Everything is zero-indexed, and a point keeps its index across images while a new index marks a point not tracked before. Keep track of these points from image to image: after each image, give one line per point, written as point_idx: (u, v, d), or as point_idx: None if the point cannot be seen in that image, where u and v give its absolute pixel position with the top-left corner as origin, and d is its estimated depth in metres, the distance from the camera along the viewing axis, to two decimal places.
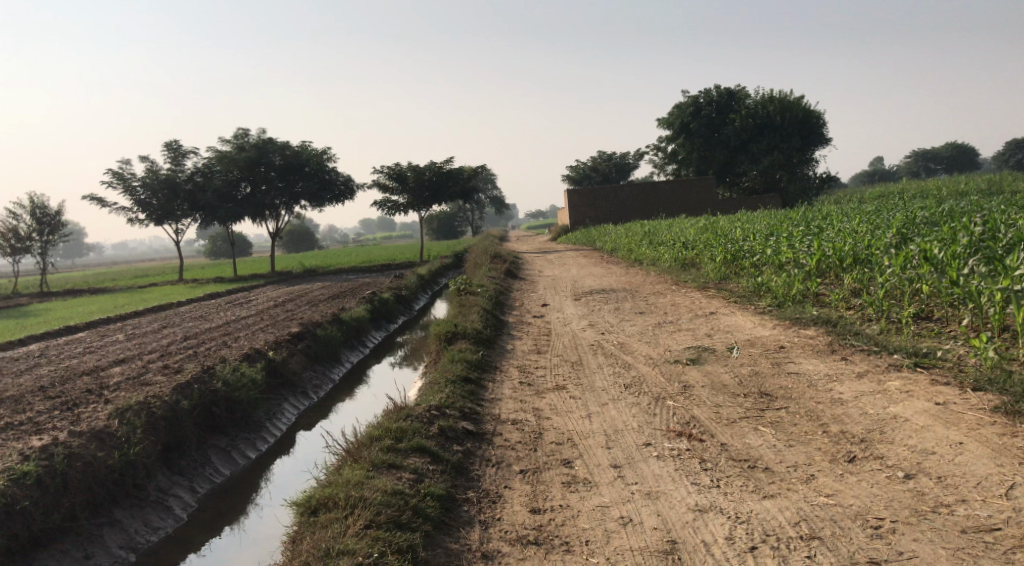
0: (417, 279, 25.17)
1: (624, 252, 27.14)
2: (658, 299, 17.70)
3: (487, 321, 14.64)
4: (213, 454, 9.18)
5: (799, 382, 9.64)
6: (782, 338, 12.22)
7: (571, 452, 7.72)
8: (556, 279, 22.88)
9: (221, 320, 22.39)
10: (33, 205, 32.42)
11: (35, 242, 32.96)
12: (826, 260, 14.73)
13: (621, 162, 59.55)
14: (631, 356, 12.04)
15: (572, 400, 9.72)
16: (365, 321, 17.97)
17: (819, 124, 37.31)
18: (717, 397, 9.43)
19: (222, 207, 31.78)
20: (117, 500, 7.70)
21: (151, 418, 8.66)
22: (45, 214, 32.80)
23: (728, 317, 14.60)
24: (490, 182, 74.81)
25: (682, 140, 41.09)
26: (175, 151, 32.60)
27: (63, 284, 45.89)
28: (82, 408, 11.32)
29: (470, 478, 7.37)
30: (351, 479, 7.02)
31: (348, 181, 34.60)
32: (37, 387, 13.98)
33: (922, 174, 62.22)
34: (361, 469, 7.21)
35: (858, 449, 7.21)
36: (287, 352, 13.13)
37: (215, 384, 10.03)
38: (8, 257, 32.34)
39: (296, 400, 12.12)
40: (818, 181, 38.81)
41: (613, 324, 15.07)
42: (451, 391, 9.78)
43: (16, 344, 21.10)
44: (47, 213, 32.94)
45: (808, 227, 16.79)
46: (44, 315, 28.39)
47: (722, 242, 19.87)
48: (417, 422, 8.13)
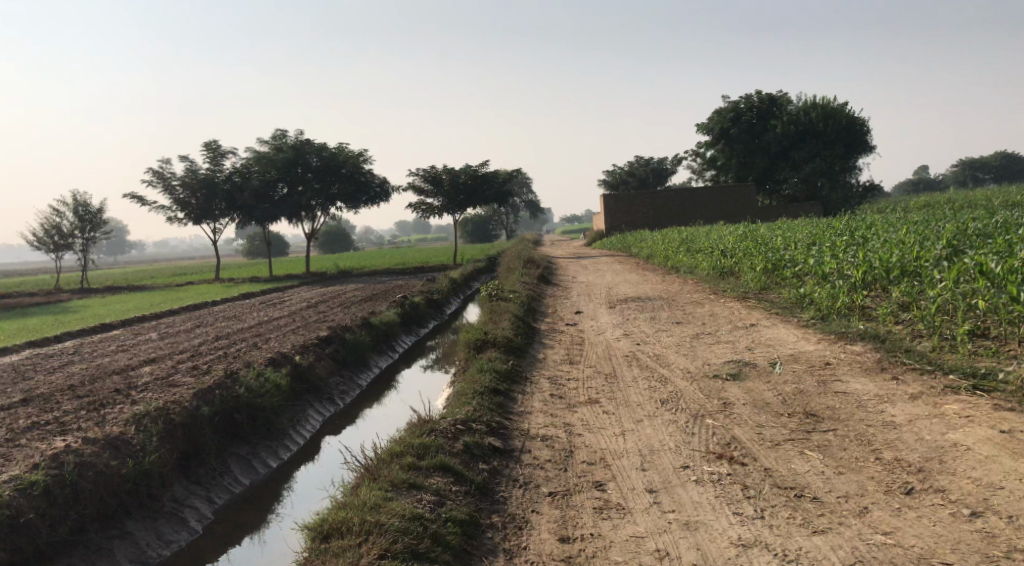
0: (450, 283, 24.83)
1: (661, 259, 26.62)
2: (696, 308, 17.21)
3: (518, 328, 14.23)
4: (233, 463, 8.84)
5: (847, 401, 9.12)
6: (828, 354, 11.68)
7: (604, 473, 7.27)
8: (591, 286, 22.45)
9: (254, 320, 22.24)
10: (76, 202, 32.62)
11: (77, 240, 33.14)
12: (873, 271, 14.13)
13: (658, 167, 58.92)
14: (668, 369, 11.56)
15: (605, 416, 9.28)
16: (396, 326, 17.64)
17: (863, 131, 36.48)
18: (760, 417, 8.95)
19: (259, 207, 31.78)
20: (129, 510, 7.38)
21: (169, 424, 8.33)
22: (89, 213, 32.97)
23: (769, 329, 14.07)
24: (526, 186, 74.50)
25: (721, 146, 40.43)
26: (214, 151, 32.64)
27: (102, 281, 46.27)
28: (107, 409, 11.08)
29: (495, 501, 6.96)
30: (368, 500, 6.63)
31: (384, 183, 34.37)
32: (66, 386, 13.81)
33: (968, 183, 60.84)
34: (378, 489, 6.82)
35: (917, 481, 6.69)
36: (314, 357, 12.81)
37: (238, 389, 9.69)
38: (50, 253, 32.57)
39: (322, 406, 11.78)
40: (861, 189, 37.97)
41: (649, 334, 14.60)
42: (478, 403, 9.38)
43: (51, 340, 21.11)
44: (91, 211, 33.12)
45: (853, 236, 16.17)
46: (81, 312, 28.48)
47: (763, 250, 19.30)
48: (442, 437, 7.73)
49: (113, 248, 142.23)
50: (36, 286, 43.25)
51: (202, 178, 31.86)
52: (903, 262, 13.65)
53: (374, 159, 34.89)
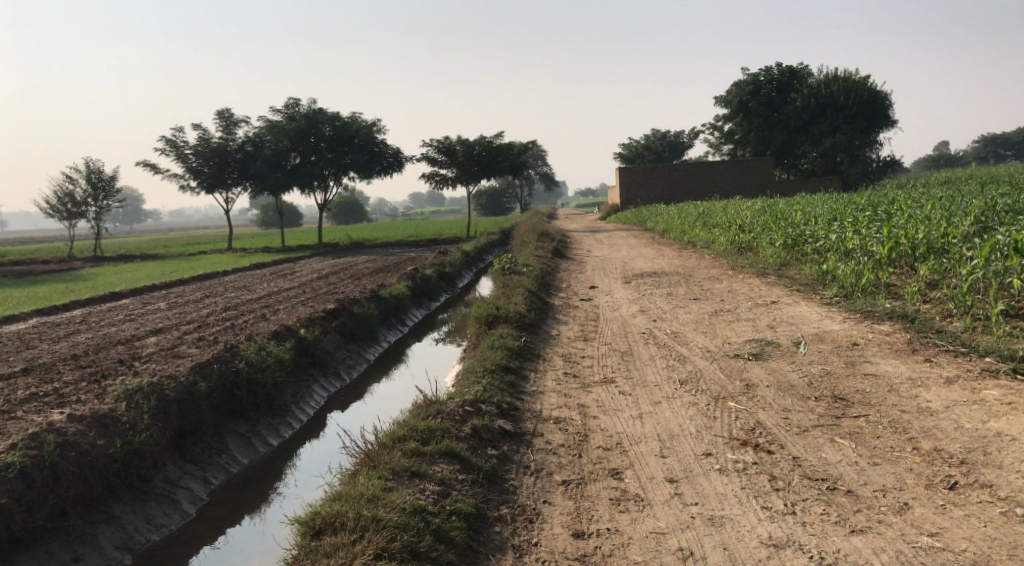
0: (462, 256, 24.38)
1: (677, 233, 26.06)
2: (714, 284, 16.70)
3: (531, 303, 13.76)
4: (232, 440, 8.47)
5: (878, 385, 8.62)
6: (855, 333, 11.17)
7: (621, 460, 6.82)
8: (606, 260, 21.95)
9: (263, 291, 21.83)
10: (87, 169, 32.23)
11: (90, 208, 32.80)
12: (899, 248, 13.57)
13: (675, 140, 58.05)
14: (686, 348, 11.07)
15: (621, 397, 8.82)
16: (406, 299, 17.22)
17: (884, 105, 35.66)
18: (786, 400, 8.46)
19: (271, 176, 31.37)
20: (116, 493, 6.99)
21: (163, 401, 7.92)
22: (101, 180, 32.59)
23: (791, 307, 13.54)
24: (540, 158, 73.82)
25: (739, 119, 39.63)
26: (226, 119, 32.12)
27: (114, 249, 46.03)
28: (108, 381, 10.72)
29: (505, 491, 6.52)
30: (367, 491, 6.19)
31: (397, 153, 33.80)
32: (69, 356, 13.47)
33: (990, 159, 59.73)
34: (377, 479, 6.38)
35: (960, 474, 6.22)
36: (320, 330, 12.42)
37: (237, 364, 9.28)
38: (62, 220, 32.26)
39: (327, 381, 11.41)
40: (881, 164, 37.21)
41: (666, 310, 14.10)
42: (488, 382, 8.93)
43: (58, 308, 20.76)
44: (103, 178, 32.73)
45: (878, 211, 15.57)
46: (90, 280, 28.14)
47: (783, 225, 18.71)
48: (449, 420, 7.28)
49: (128, 217, 142.20)
50: (48, 253, 42.99)
51: (214, 146, 31.41)
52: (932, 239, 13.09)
53: (387, 128, 34.34)
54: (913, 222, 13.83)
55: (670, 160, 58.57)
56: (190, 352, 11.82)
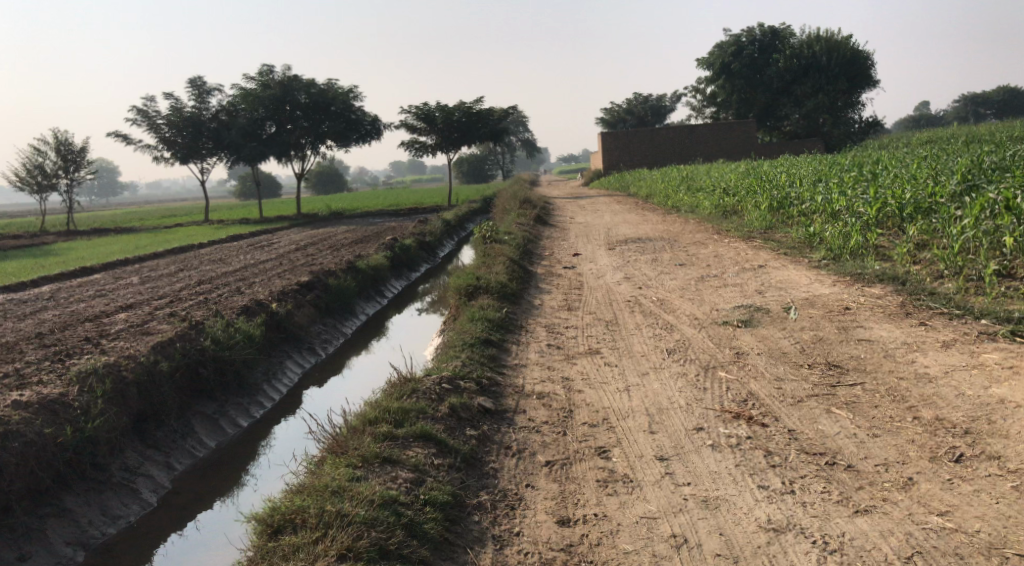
0: (443, 224, 23.89)
1: (661, 198, 25.64)
2: (699, 249, 16.31)
3: (513, 272, 13.35)
4: (197, 423, 8.06)
5: (872, 351, 8.28)
6: (846, 297, 10.82)
7: (608, 438, 6.45)
8: (589, 226, 21.52)
9: (239, 263, 21.31)
10: (57, 140, 31.35)
11: (61, 180, 31.97)
12: (886, 208, 13.23)
13: (657, 105, 57.50)
14: (673, 316, 10.70)
15: (607, 368, 8.46)
16: (385, 269, 16.76)
17: (866, 65, 35.25)
18: (778, 368, 8.11)
19: (247, 146, 30.62)
20: (67, 484, 6.56)
21: (119, 384, 7.48)
22: (72, 152, 31.75)
23: (779, 271, 13.18)
24: (522, 125, 73.03)
25: (722, 81, 39.11)
26: (199, 88, 31.29)
27: (90, 223, 45.14)
28: (72, 360, 10.26)
29: (484, 476, 6.14)
30: (334, 481, 5.80)
31: (375, 121, 33.10)
32: (34, 334, 12.95)
33: (970, 119, 59.60)
34: (345, 467, 6.00)
35: (966, 446, 5.90)
36: (293, 304, 11.98)
37: (203, 342, 8.84)
38: (34, 194, 31.45)
39: (301, 357, 11.02)
40: (864, 125, 36.90)
41: (651, 277, 13.71)
42: (467, 357, 8.53)
43: (28, 285, 20.12)
44: (74, 149, 31.87)
45: (864, 171, 15.22)
46: (63, 254, 27.47)
47: (768, 188, 18.33)
48: (424, 400, 6.88)
49: (106, 190, 140.22)
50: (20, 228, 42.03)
51: (187, 116, 30.73)
52: (920, 199, 12.78)
53: (365, 95, 33.62)
54: (901, 181, 13.49)
55: (652, 124, 58.03)
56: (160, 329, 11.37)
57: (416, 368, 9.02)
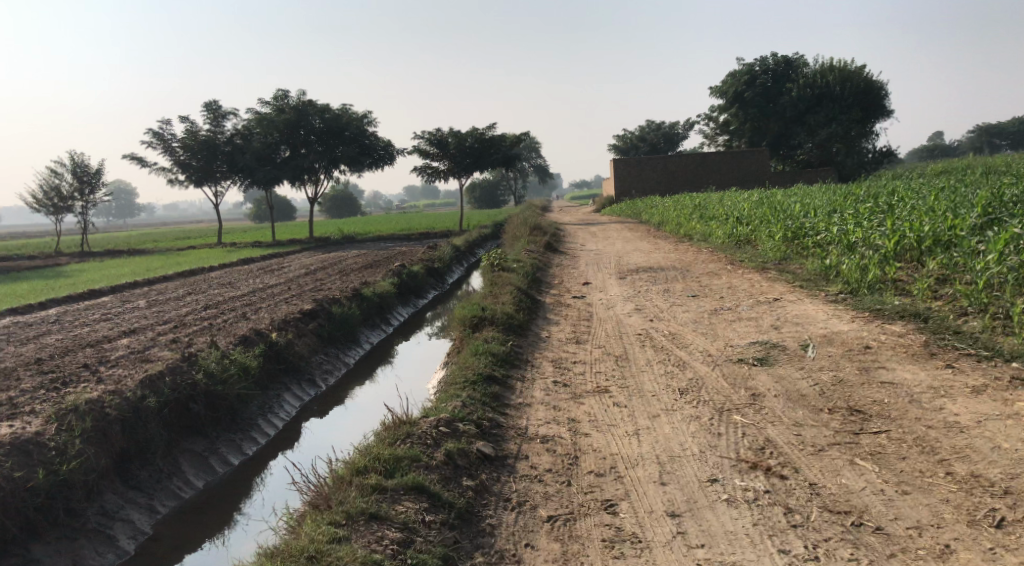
0: (452, 250, 23.55)
1: (673, 226, 25.23)
2: (712, 280, 15.88)
3: (520, 302, 12.95)
4: (185, 462, 7.69)
5: (896, 394, 7.84)
6: (866, 335, 10.38)
7: (616, 489, 6.07)
8: (600, 254, 21.13)
9: (247, 288, 20.99)
10: (74, 162, 31.24)
11: (76, 202, 31.84)
12: (905, 241, 12.82)
13: (669, 131, 57.27)
14: (685, 352, 10.28)
15: (616, 409, 8.04)
16: (392, 297, 16.39)
17: (881, 95, 34.87)
18: (797, 412, 7.69)
19: (260, 169, 30.47)
20: (37, 533, 6.32)
21: (102, 421, 7.16)
22: (87, 174, 31.65)
23: (795, 305, 12.74)
24: (534, 150, 72.94)
25: (735, 109, 38.79)
26: (214, 111, 31.20)
27: (102, 244, 45.08)
28: (68, 389, 9.90)
29: (480, 534, 5.75)
30: (317, 540, 5.46)
31: (388, 146, 32.86)
32: (33, 359, 12.61)
33: (985, 150, 59.02)
34: (328, 525, 5.64)
35: (1006, 508, 5.51)
36: (294, 333, 11.61)
37: (194, 375, 8.46)
38: (49, 216, 31.33)
39: (300, 390, 10.66)
40: (878, 154, 36.44)
41: (663, 309, 13.28)
42: (468, 396, 8.11)
43: (34, 307, 19.83)
44: (90, 171, 31.72)
45: (882, 202, 14.79)
46: (73, 276, 27.29)
47: (782, 218, 17.92)
48: (419, 445, 6.50)
49: (121, 212, 140.87)
50: (31, 248, 41.94)
51: (201, 139, 30.66)
52: (940, 233, 12.37)
53: (378, 120, 33.46)
54: (921, 214, 13.07)
55: (665, 151, 57.74)
56: (160, 357, 11.01)
57: (414, 409, 8.62)
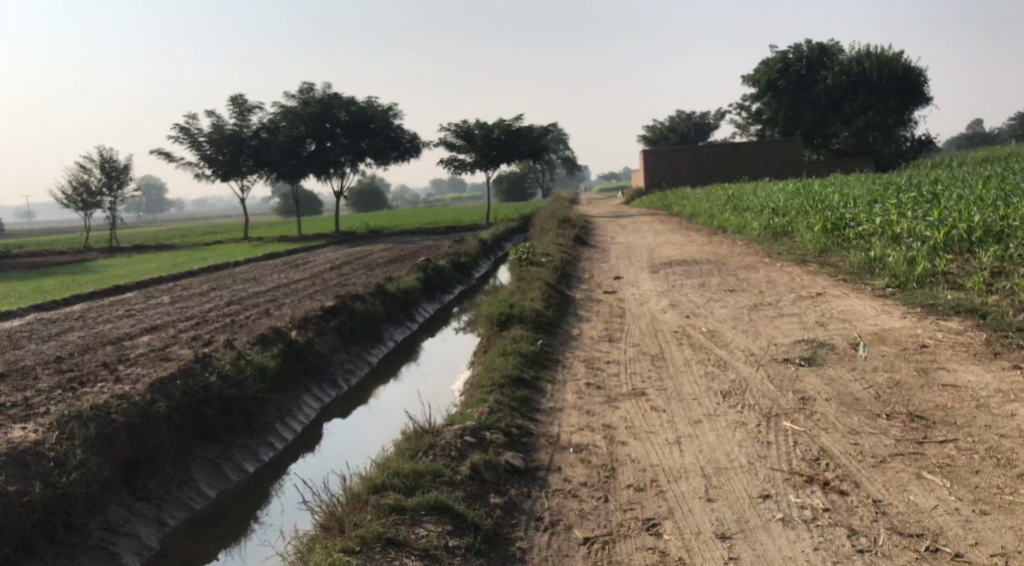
0: (478, 244, 23.04)
1: (705, 217, 24.53)
2: (749, 274, 15.23)
3: (550, 298, 12.43)
4: (197, 470, 7.26)
5: (960, 399, 7.21)
6: (921, 332, 9.72)
7: (658, 506, 5.58)
8: (631, 248, 20.52)
9: (272, 283, 20.63)
10: (103, 158, 31.14)
11: (106, 198, 31.73)
12: (955, 233, 12.14)
13: (700, 122, 56.37)
14: (726, 351, 9.69)
15: (654, 415, 7.48)
16: (417, 293, 15.92)
17: (920, 81, 33.68)
18: (852, 418, 7.10)
19: (287, 164, 30.15)
20: (34, 550, 5.89)
21: (106, 429, 6.73)
22: (116, 169, 31.56)
23: (839, 299, 12.07)
24: (562, 142, 72.30)
25: (768, 99, 37.90)
26: (241, 105, 30.93)
27: (132, 240, 45.14)
28: (84, 389, 9.52)
29: (508, 559, 5.27)
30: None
31: (415, 139, 32.34)
32: (53, 356, 12.27)
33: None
34: (339, 551, 5.14)
35: None
36: (315, 332, 11.18)
37: (208, 378, 8.03)
38: (79, 211, 31.25)
39: (320, 391, 10.24)
40: (916, 143, 35.34)
41: (699, 304, 12.68)
42: (496, 400, 7.60)
43: (59, 304, 19.57)
44: (119, 167, 31.59)
45: (928, 191, 14.07)
46: (100, 272, 27.12)
47: (820, 209, 17.21)
48: (441, 458, 6.04)
49: (153, 208, 142.10)
50: (63, 244, 42.10)
51: (229, 133, 30.41)
52: (992, 223, 11.72)
53: (404, 113, 33.03)
54: (970, 203, 12.40)
55: (695, 142, 56.83)
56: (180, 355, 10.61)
57: (437, 415, 8.12)
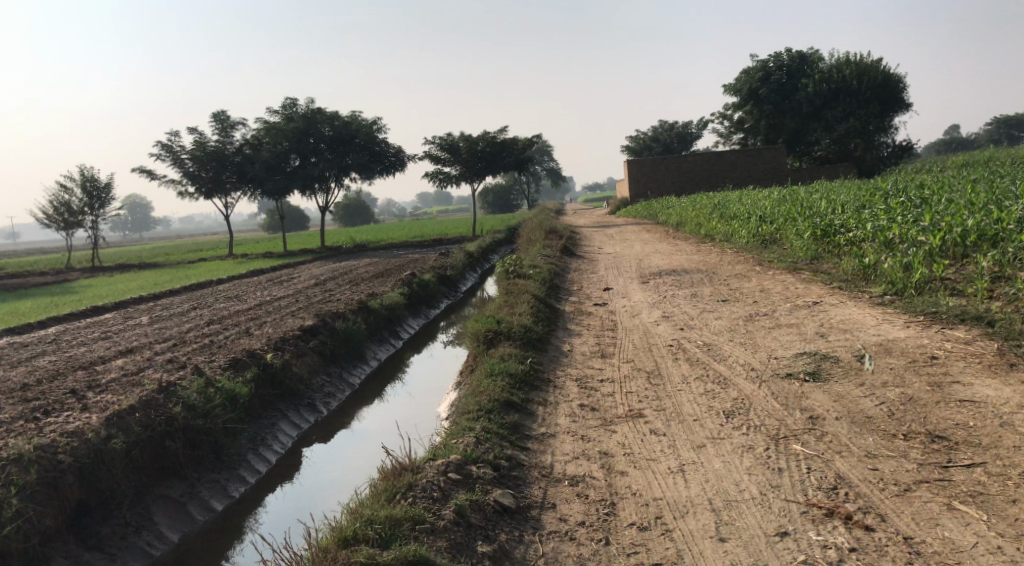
0: (465, 257, 22.45)
1: (692, 225, 24.06)
2: (742, 283, 14.74)
3: (538, 312, 11.88)
4: (158, 513, 6.77)
5: (982, 415, 6.66)
6: (927, 342, 9.22)
7: (666, 550, 5.29)
8: (619, 258, 20.00)
9: (254, 301, 19.97)
10: (83, 178, 30.41)
11: (86, 218, 30.98)
12: (949, 238, 11.68)
13: (683, 131, 56.08)
14: (725, 366, 9.15)
15: (655, 439, 6.94)
16: (402, 309, 15.32)
17: (900, 87, 33.52)
18: (867, 439, 6.58)
19: (270, 179, 29.53)
20: None
21: (52, 472, 6.31)
22: (96, 188, 30.74)
23: (837, 308, 11.57)
24: (546, 153, 71.92)
25: (749, 107, 37.53)
26: (222, 121, 30.31)
27: (113, 258, 44.14)
28: (48, 419, 8.88)
29: None
30: None
31: (399, 152, 31.77)
32: (19, 380, 11.57)
33: (1005, 141, 57.57)
34: None
35: None
36: (292, 354, 10.58)
37: (171, 409, 7.43)
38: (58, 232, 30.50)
39: (297, 418, 9.64)
40: (898, 148, 35.03)
41: (692, 316, 12.16)
42: (483, 427, 7.06)
43: (32, 327, 18.83)
44: (99, 187, 30.83)
45: (919, 195, 13.63)
46: (78, 292, 26.40)
47: (809, 215, 16.73)
48: (422, 500, 5.60)
49: (137, 225, 140.88)
50: (43, 264, 41.20)
51: (210, 150, 29.76)
52: (986, 227, 11.21)
53: (388, 126, 32.49)
54: (962, 207, 11.94)
55: (679, 151, 56.47)
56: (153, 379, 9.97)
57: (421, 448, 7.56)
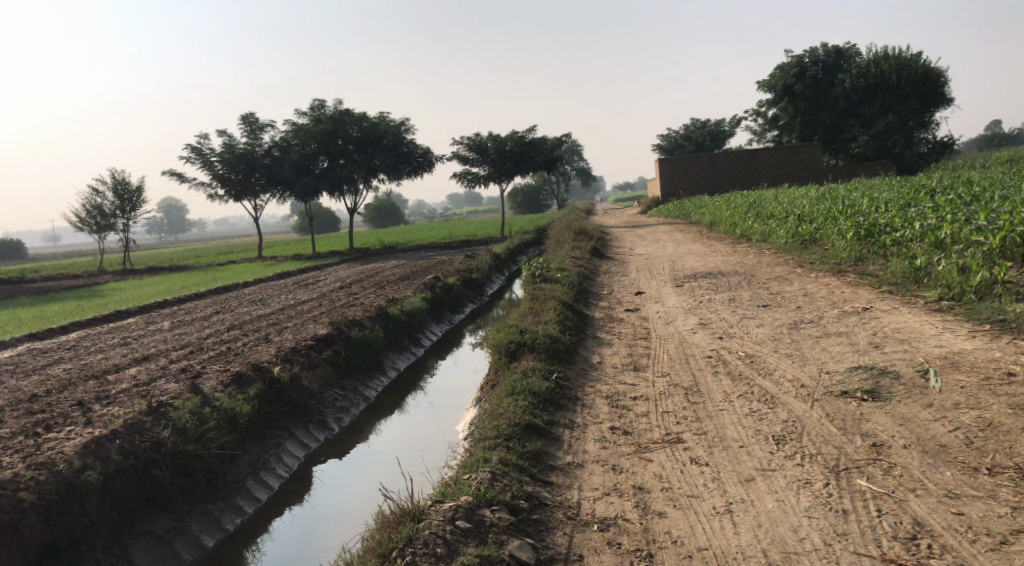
0: (491, 259, 21.64)
1: (726, 226, 23.06)
2: (784, 287, 13.84)
3: (564, 320, 11.05)
4: (139, 552, 6.18)
5: None
6: (998, 356, 8.24)
7: None
8: (652, 260, 19.10)
9: (278, 305, 19.30)
10: (115, 180, 30.08)
11: (118, 221, 30.63)
12: (1009, 239, 10.66)
13: (716, 129, 54.97)
14: (772, 382, 8.26)
15: (696, 469, 6.12)
16: (424, 315, 14.55)
17: (941, 82, 32.14)
18: (943, 474, 5.71)
19: (298, 181, 28.94)
20: None
21: (13, 514, 5.83)
22: (128, 191, 30.41)
23: (890, 314, 10.59)
24: (576, 153, 71.01)
25: (784, 104, 36.38)
26: (250, 123, 29.84)
27: (144, 261, 43.72)
28: (47, 434, 8.07)
29: None
30: None
31: (427, 152, 31.09)
32: (25, 387, 10.83)
33: None
34: None
35: None
36: (302, 367, 9.83)
37: (159, 434, 6.78)
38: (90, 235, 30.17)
39: (306, 437, 8.89)
40: (939, 145, 33.68)
41: (732, 323, 11.27)
42: (501, 457, 6.29)
43: (52, 332, 18.27)
44: (131, 189, 30.47)
45: (970, 192, 12.63)
46: (105, 296, 26.01)
47: (851, 213, 15.70)
48: (424, 558, 5.15)
49: (171, 229, 141.85)
50: (76, 267, 40.95)
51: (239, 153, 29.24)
52: None
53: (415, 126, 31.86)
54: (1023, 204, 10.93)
55: (711, 150, 55.34)
56: (158, 391, 9.27)
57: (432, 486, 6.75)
